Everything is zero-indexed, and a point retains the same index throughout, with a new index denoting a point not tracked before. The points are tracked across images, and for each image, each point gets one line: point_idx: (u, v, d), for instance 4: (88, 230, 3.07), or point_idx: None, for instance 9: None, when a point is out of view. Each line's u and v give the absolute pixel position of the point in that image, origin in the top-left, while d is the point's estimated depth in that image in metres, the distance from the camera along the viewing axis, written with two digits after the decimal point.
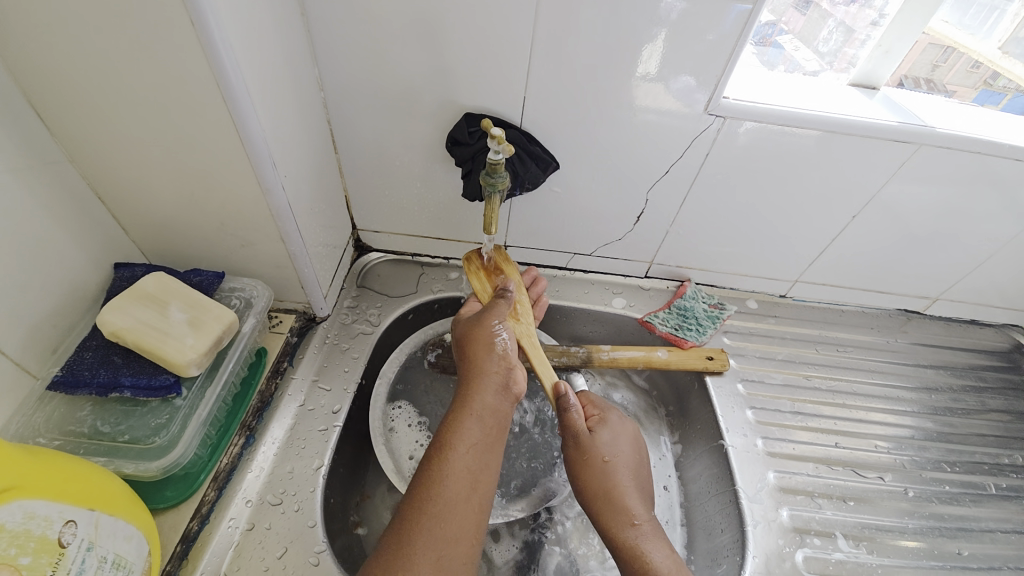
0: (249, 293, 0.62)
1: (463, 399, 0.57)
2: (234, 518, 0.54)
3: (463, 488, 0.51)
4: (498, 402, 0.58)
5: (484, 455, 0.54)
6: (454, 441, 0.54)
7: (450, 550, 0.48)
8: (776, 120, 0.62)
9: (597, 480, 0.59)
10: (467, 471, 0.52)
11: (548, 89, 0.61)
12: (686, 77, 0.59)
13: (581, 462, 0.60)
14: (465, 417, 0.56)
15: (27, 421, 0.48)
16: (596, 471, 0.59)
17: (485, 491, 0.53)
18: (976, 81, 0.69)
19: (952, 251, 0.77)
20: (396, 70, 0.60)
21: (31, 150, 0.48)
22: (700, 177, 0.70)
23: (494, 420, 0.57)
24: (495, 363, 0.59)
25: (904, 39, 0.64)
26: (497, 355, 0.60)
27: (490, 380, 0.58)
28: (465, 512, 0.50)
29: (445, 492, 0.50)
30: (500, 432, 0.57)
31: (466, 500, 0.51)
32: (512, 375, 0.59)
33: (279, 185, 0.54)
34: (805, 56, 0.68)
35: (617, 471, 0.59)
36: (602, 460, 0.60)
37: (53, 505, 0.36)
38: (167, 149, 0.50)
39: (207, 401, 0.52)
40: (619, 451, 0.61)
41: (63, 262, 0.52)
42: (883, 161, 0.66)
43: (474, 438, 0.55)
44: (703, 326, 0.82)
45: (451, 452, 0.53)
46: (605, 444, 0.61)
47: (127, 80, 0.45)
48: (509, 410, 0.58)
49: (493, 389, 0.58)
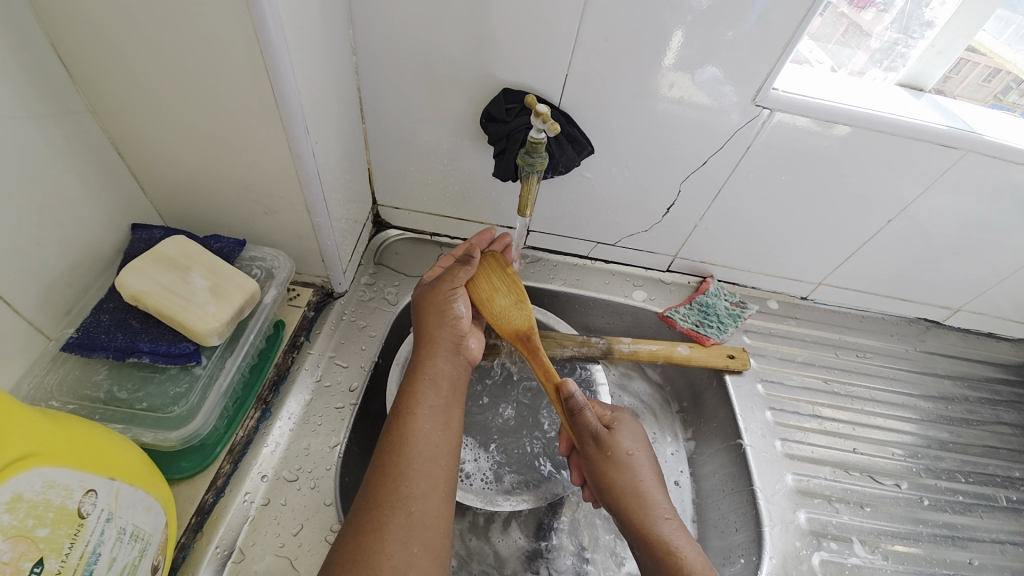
0: (271, 264, 0.60)
1: (419, 364, 0.56)
2: (250, 492, 0.53)
3: (428, 448, 0.50)
4: (449, 363, 0.56)
5: (443, 417, 0.53)
6: (414, 405, 0.52)
7: (420, 506, 0.47)
8: (823, 116, 0.60)
9: (623, 478, 0.58)
10: (430, 434, 0.51)
11: (592, 70, 0.59)
12: (712, 67, 0.57)
13: (606, 459, 0.58)
14: (420, 382, 0.54)
15: (40, 383, 0.46)
16: (620, 468, 0.58)
17: (449, 449, 0.51)
18: (987, 95, 0.66)
19: (982, 263, 0.76)
20: (434, 38, 0.58)
21: (52, 97, 0.45)
22: (737, 173, 0.68)
23: (449, 381, 0.55)
24: (449, 328, 0.57)
25: (958, 40, 0.61)
26: (455, 324, 0.58)
27: (442, 342, 0.57)
28: (428, 470, 0.49)
29: (407, 451, 0.49)
30: (458, 387, 0.56)
31: (428, 457, 0.50)
32: (466, 341, 0.58)
33: (310, 152, 0.51)
34: (818, 59, 0.64)
35: (640, 467, 0.59)
36: (626, 454, 0.59)
37: (73, 474, 0.34)
38: (196, 106, 0.48)
39: (227, 370, 0.50)
40: (639, 447, 0.60)
41: (79, 219, 0.49)
42: (928, 165, 0.64)
43: (433, 401, 0.53)
44: (724, 324, 0.81)
45: (413, 416, 0.51)
46: (626, 439, 0.60)
47: (159, 27, 0.42)
48: (464, 372, 0.57)
49: (445, 351, 0.56)
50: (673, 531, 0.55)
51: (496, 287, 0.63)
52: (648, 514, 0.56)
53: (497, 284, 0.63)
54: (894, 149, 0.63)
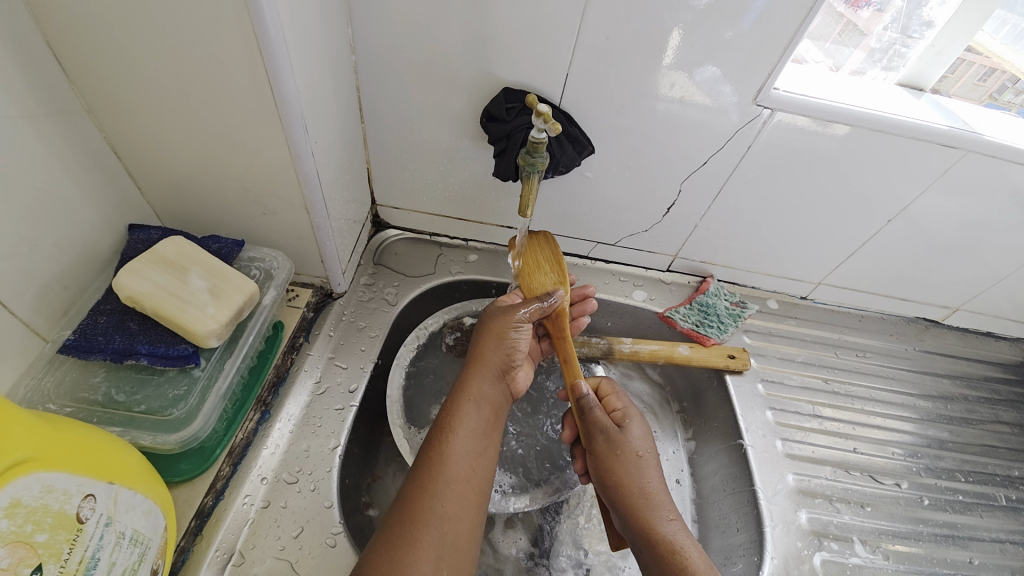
0: (270, 264, 0.59)
1: (462, 386, 0.56)
2: (250, 494, 0.52)
3: (466, 468, 0.50)
4: (496, 388, 0.57)
5: (483, 439, 0.53)
6: (455, 423, 0.53)
7: (453, 526, 0.46)
8: (824, 116, 0.60)
9: (631, 478, 0.58)
10: (468, 454, 0.51)
11: (592, 69, 0.58)
12: (712, 67, 0.57)
13: (615, 457, 0.58)
14: (464, 401, 0.55)
15: (37, 386, 0.45)
16: (629, 468, 0.58)
17: (485, 474, 0.51)
18: (982, 94, 0.66)
19: (981, 263, 0.76)
20: (434, 37, 0.57)
21: (47, 96, 0.44)
22: (736, 173, 0.68)
23: (491, 405, 0.56)
24: (502, 353, 0.59)
25: (957, 41, 0.61)
26: (507, 348, 0.59)
27: (491, 363, 0.58)
28: (465, 490, 0.49)
29: (445, 470, 0.49)
30: (499, 416, 0.57)
31: (466, 478, 0.49)
32: (513, 369, 0.60)
33: (309, 151, 0.51)
34: (815, 58, 0.64)
35: (649, 468, 0.59)
36: (635, 455, 0.59)
37: (72, 479, 0.34)
38: (194, 105, 0.47)
39: (226, 372, 0.50)
40: (648, 448, 0.60)
41: (76, 219, 0.49)
42: (928, 165, 0.64)
43: (474, 423, 0.53)
44: (724, 324, 0.81)
45: (453, 435, 0.52)
46: (636, 439, 0.60)
47: (155, 25, 0.41)
48: (504, 400, 0.58)
49: (491, 376, 0.57)
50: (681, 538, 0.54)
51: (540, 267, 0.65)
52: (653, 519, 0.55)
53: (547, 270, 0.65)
54: (895, 149, 0.63)
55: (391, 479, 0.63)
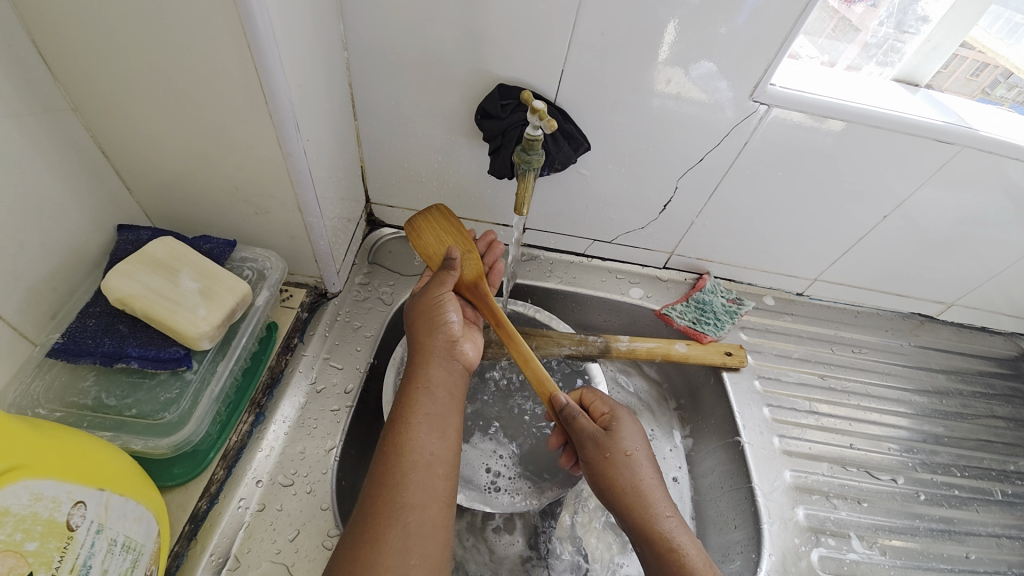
0: (263, 264, 0.59)
1: (415, 374, 0.54)
2: (245, 498, 0.52)
3: (424, 459, 0.49)
4: (446, 370, 0.55)
5: (441, 424, 0.52)
6: (410, 413, 0.51)
7: (418, 516, 0.46)
8: (821, 112, 0.60)
9: (622, 477, 0.57)
10: (428, 443, 0.50)
11: (588, 65, 0.58)
12: (708, 63, 0.57)
13: (604, 460, 0.57)
14: (415, 390, 0.53)
15: (26, 391, 0.45)
16: (620, 469, 0.57)
17: (448, 459, 0.51)
18: (975, 89, 0.66)
19: (976, 258, 0.76)
20: (428, 33, 0.57)
21: (31, 93, 0.43)
22: (732, 170, 0.68)
23: (447, 389, 0.54)
24: (443, 333, 0.56)
25: (952, 36, 0.61)
26: (447, 330, 0.57)
27: (435, 348, 0.56)
28: (427, 480, 0.48)
29: (404, 463, 0.48)
30: (454, 392, 0.55)
31: (426, 468, 0.49)
32: (460, 346, 0.57)
33: (301, 150, 0.50)
34: (809, 54, 0.63)
35: (641, 465, 0.58)
36: (625, 454, 0.58)
37: (61, 486, 0.33)
38: (182, 102, 0.46)
39: (219, 375, 0.49)
40: (639, 445, 0.59)
41: (63, 220, 0.48)
42: (925, 161, 0.64)
43: (430, 409, 0.52)
44: (721, 321, 0.81)
45: (410, 425, 0.50)
46: (626, 438, 0.59)
47: (142, 22, 0.40)
48: (460, 377, 0.56)
49: (440, 358, 0.55)
50: (676, 531, 0.54)
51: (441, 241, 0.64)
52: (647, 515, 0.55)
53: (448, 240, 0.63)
54: (891, 146, 0.63)
55: None
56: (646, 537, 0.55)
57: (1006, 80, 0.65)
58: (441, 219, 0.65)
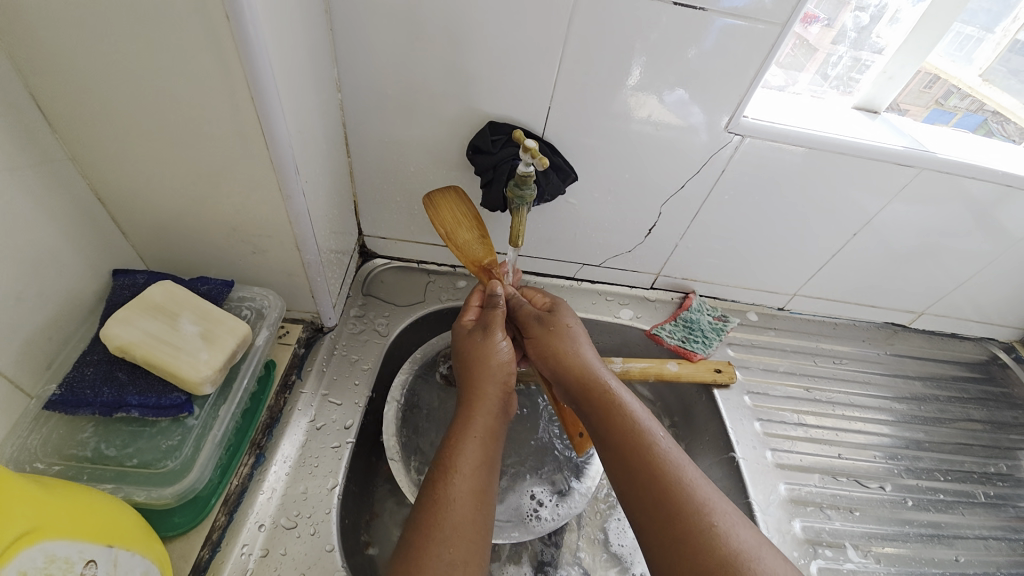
0: (261, 303, 0.59)
1: (463, 423, 0.54)
2: (248, 544, 0.51)
3: (467, 511, 0.47)
4: (498, 422, 0.56)
5: (488, 477, 0.51)
6: (458, 463, 0.50)
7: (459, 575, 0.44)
8: (792, 141, 0.64)
9: (565, 344, 0.61)
10: (472, 495, 0.49)
11: (573, 103, 0.61)
12: (679, 90, 0.60)
13: (547, 332, 0.62)
14: (466, 439, 0.52)
15: (22, 445, 0.44)
16: (562, 338, 0.61)
17: (489, 514, 0.49)
18: (929, 101, 0.71)
19: (942, 270, 0.81)
20: (420, 74, 0.59)
21: (31, 146, 0.44)
22: (712, 196, 0.71)
23: (493, 440, 0.54)
24: (499, 384, 0.57)
25: (906, 67, 0.66)
26: (501, 376, 0.58)
27: (489, 397, 0.56)
28: (471, 535, 0.46)
29: (450, 515, 0.46)
30: (500, 444, 0.55)
31: (471, 522, 0.47)
32: (510, 398, 0.58)
33: (300, 192, 0.51)
34: (772, 71, 0.67)
35: (580, 336, 0.62)
36: (566, 327, 0.63)
37: (73, 545, 0.33)
38: (183, 149, 0.47)
39: (221, 420, 0.49)
40: (580, 328, 0.64)
41: (60, 269, 0.48)
42: (888, 183, 0.69)
43: (478, 461, 0.51)
44: (709, 338, 0.84)
45: (458, 476, 0.49)
46: (566, 317, 0.64)
47: (144, 75, 0.41)
48: (506, 430, 0.57)
49: (492, 410, 0.56)
50: (657, 437, 0.53)
51: (456, 219, 0.64)
52: (621, 429, 0.53)
53: (460, 220, 0.64)
54: (857, 170, 0.67)
55: (389, 516, 0.62)
56: (624, 455, 0.52)
57: (958, 91, 0.71)
58: (457, 196, 0.65)
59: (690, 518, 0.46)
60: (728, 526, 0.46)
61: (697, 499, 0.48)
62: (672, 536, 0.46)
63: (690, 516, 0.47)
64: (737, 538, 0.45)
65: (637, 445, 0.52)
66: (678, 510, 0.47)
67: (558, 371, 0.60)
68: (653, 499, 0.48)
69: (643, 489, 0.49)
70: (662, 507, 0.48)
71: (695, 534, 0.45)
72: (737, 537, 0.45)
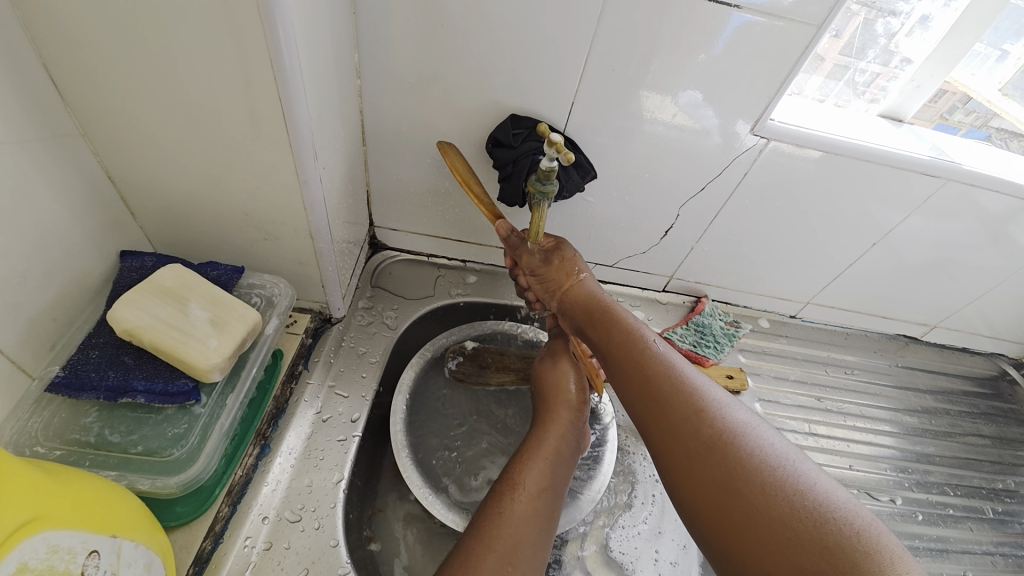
0: (271, 291, 0.58)
1: (534, 443, 0.54)
2: (251, 536, 0.50)
3: (530, 531, 0.46)
4: (568, 449, 0.55)
5: (553, 498, 0.50)
6: (525, 480, 0.50)
7: None
8: (819, 146, 0.63)
9: (574, 282, 0.61)
10: (537, 513, 0.48)
11: (596, 99, 0.60)
12: (693, 91, 0.58)
13: (552, 269, 0.61)
14: (536, 457, 0.52)
15: (23, 427, 0.42)
16: (567, 275, 0.61)
17: (548, 532, 0.48)
18: (934, 115, 0.69)
19: (958, 284, 0.80)
20: (442, 64, 0.57)
21: (41, 118, 0.42)
22: (732, 200, 0.70)
23: (562, 462, 0.54)
24: (570, 411, 0.58)
25: (935, 75, 0.64)
26: (573, 401, 0.59)
27: (562, 421, 0.57)
28: (532, 551, 0.45)
29: (513, 529, 0.45)
30: (569, 470, 0.54)
31: (533, 541, 0.46)
32: (582, 423, 0.58)
33: (317, 177, 0.50)
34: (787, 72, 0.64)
35: (585, 276, 0.61)
36: (573, 267, 0.61)
37: (76, 535, 0.32)
38: (199, 128, 0.45)
39: (229, 410, 0.47)
40: (585, 268, 0.62)
41: (67, 247, 0.46)
42: (912, 193, 0.67)
43: (545, 482, 0.51)
44: (720, 344, 0.83)
45: (524, 493, 0.49)
46: (572, 257, 0.62)
47: (163, 48, 0.40)
48: (574, 459, 0.55)
49: (564, 433, 0.56)
50: (653, 342, 0.55)
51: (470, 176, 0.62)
52: (621, 341, 0.56)
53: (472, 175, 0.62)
54: (881, 178, 0.66)
55: (392, 510, 0.59)
56: (623, 359, 0.55)
57: (963, 105, 0.69)
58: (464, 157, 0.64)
59: (685, 407, 0.48)
60: (720, 410, 0.48)
61: (691, 390, 0.50)
62: (667, 424, 0.49)
63: (684, 404, 0.49)
64: (728, 420, 0.47)
65: (635, 349, 0.54)
66: (673, 402, 0.49)
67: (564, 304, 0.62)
68: (653, 399, 0.50)
69: (641, 384, 0.52)
70: (658, 400, 0.50)
71: (689, 419, 0.47)
72: (729, 419, 0.47)
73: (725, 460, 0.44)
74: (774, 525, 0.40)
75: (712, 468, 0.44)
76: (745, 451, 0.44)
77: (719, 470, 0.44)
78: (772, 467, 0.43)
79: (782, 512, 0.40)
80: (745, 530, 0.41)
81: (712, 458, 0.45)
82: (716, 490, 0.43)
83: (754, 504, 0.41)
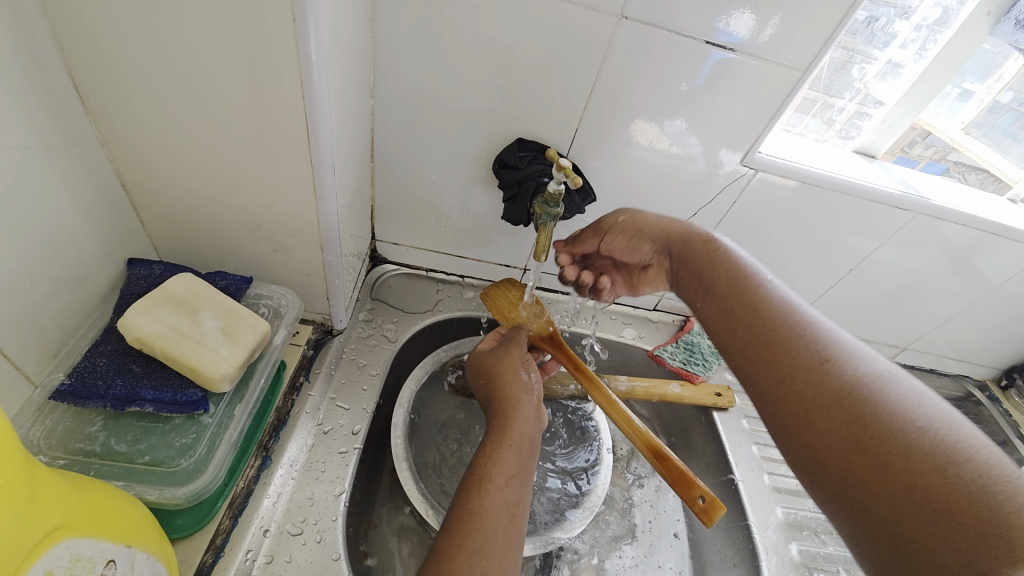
0: (278, 302, 0.58)
1: (497, 434, 0.52)
2: (252, 550, 0.49)
3: (501, 522, 0.45)
4: (532, 435, 0.54)
5: (521, 488, 0.49)
6: (492, 473, 0.48)
7: None
8: (801, 177, 0.67)
9: (655, 239, 0.62)
10: (506, 507, 0.46)
11: (599, 126, 0.63)
12: (679, 121, 0.62)
13: (615, 247, 0.64)
14: (501, 447, 0.51)
15: (28, 434, 0.42)
16: (628, 249, 0.64)
17: (521, 526, 0.47)
18: (894, 148, 0.75)
19: (927, 309, 0.86)
20: (453, 88, 0.60)
21: (64, 127, 0.43)
22: (722, 224, 0.74)
23: (527, 449, 0.52)
24: (529, 392, 0.57)
25: (905, 117, 0.70)
26: (528, 383, 0.57)
27: (523, 406, 0.55)
28: (503, 550, 0.44)
29: (484, 526, 0.44)
30: (536, 456, 0.53)
31: (505, 535, 0.45)
32: (542, 406, 0.57)
33: (332, 193, 0.51)
34: None
35: (654, 237, 0.62)
36: (635, 236, 0.63)
37: (96, 544, 0.32)
38: (219, 141, 0.46)
39: (237, 420, 0.47)
40: (653, 227, 0.62)
41: (78, 254, 0.46)
42: (885, 224, 0.73)
43: (512, 470, 0.49)
44: (708, 362, 0.86)
45: (492, 485, 0.47)
46: (631, 226, 0.63)
47: (193, 63, 0.41)
48: (540, 445, 0.55)
49: (526, 419, 0.54)
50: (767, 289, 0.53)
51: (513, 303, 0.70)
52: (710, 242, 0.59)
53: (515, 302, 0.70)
54: (858, 209, 0.71)
55: (387, 524, 0.59)
56: (729, 308, 0.55)
57: (923, 140, 0.74)
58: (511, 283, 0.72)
59: (799, 346, 0.48)
60: (848, 362, 0.45)
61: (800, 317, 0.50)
62: (781, 373, 0.48)
63: (801, 348, 0.48)
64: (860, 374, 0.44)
65: (740, 297, 0.54)
66: (785, 352, 0.48)
67: (655, 238, 0.62)
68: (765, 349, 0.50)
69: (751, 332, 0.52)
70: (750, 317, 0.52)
71: (805, 367, 0.46)
72: (840, 347, 0.47)
73: (828, 383, 0.44)
74: (852, 420, 0.42)
75: (832, 420, 0.43)
76: (875, 406, 0.41)
77: (790, 357, 0.48)
78: (914, 421, 0.40)
79: (921, 472, 0.37)
80: (820, 424, 0.43)
81: (782, 347, 0.49)
82: (778, 360, 0.48)
83: (812, 381, 0.45)
